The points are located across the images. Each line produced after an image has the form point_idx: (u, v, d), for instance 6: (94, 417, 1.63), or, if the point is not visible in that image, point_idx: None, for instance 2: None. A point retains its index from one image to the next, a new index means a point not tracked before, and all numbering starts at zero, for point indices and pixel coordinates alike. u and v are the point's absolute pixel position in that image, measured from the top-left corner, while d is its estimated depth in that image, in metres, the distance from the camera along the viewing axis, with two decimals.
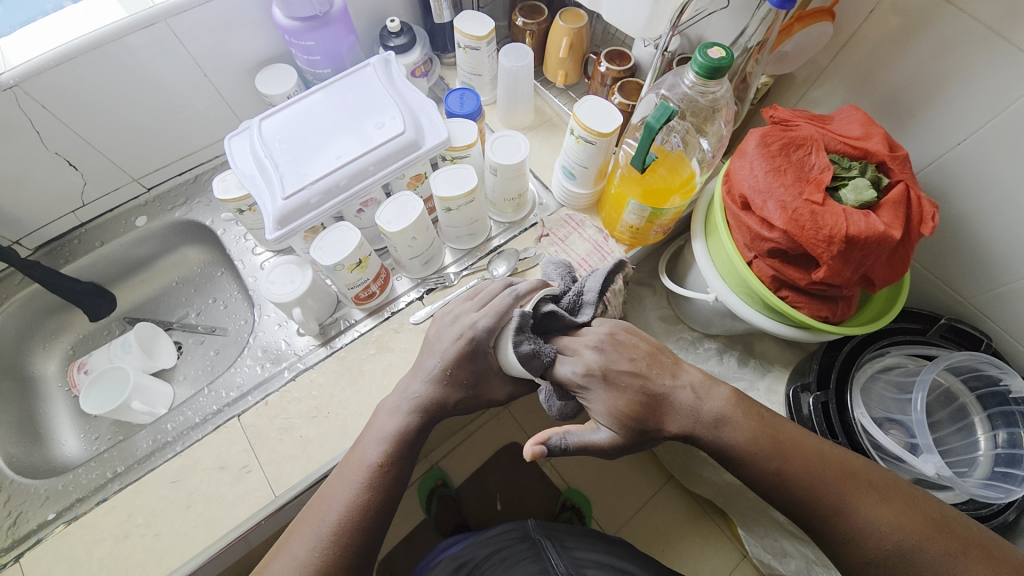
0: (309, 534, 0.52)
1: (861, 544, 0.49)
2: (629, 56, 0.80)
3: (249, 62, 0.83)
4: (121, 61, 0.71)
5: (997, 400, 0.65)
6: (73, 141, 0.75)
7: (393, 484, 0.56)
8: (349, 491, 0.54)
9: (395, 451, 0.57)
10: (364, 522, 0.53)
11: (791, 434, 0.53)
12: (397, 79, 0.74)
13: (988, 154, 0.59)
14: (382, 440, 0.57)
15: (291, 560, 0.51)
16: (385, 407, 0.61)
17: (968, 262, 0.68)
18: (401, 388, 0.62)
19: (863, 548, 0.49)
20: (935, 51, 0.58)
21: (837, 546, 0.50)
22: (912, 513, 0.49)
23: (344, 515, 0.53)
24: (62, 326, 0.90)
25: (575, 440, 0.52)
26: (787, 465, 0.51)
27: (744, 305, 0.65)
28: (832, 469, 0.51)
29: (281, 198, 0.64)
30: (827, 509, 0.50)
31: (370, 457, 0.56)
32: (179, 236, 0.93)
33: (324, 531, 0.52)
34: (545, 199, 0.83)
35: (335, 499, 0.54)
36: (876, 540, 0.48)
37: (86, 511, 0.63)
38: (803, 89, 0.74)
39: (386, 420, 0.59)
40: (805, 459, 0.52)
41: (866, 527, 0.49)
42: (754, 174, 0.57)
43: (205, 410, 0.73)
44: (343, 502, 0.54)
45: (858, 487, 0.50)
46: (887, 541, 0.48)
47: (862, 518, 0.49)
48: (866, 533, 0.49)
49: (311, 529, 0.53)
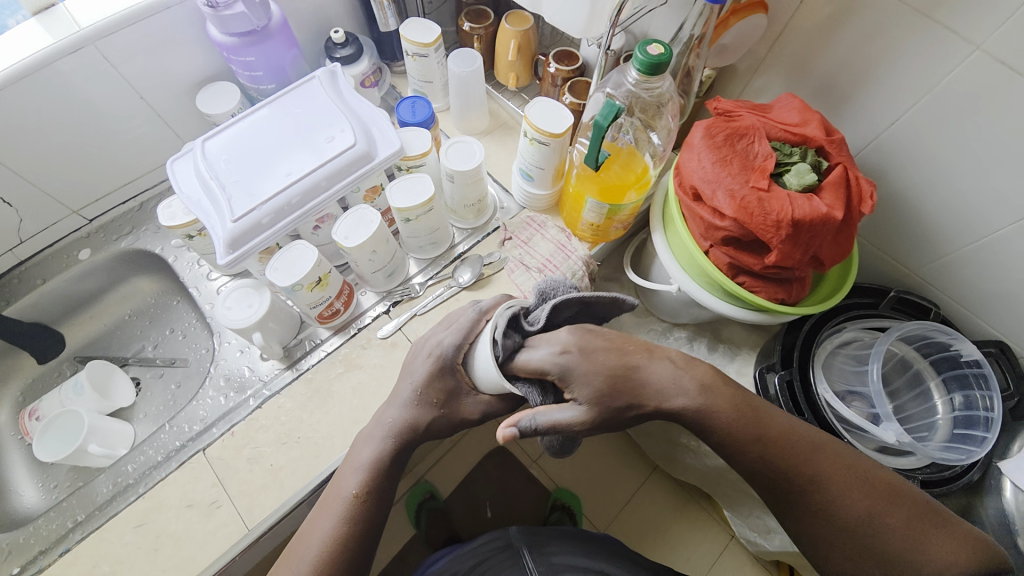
0: (290, 573, 0.51)
1: (829, 513, 0.51)
2: (577, 56, 0.81)
3: (188, 82, 0.80)
4: (49, 89, 0.68)
5: (950, 365, 0.69)
6: (3, 176, 0.71)
7: (373, 513, 0.55)
8: (330, 524, 0.53)
9: (370, 471, 0.56)
10: (346, 555, 0.52)
11: (769, 413, 0.55)
12: (344, 91, 0.73)
13: (921, 132, 0.62)
14: (361, 470, 0.56)
15: None
16: (362, 436, 0.59)
17: (911, 235, 0.71)
18: (378, 415, 0.60)
19: (829, 518, 0.51)
20: (865, 35, 0.60)
21: (809, 518, 0.52)
22: (877, 483, 0.52)
23: (325, 550, 0.52)
24: (8, 371, 0.85)
25: (543, 418, 0.48)
26: (767, 442, 0.53)
27: (705, 293, 0.67)
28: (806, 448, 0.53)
29: (231, 220, 0.62)
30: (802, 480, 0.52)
31: (347, 489, 0.55)
32: (129, 267, 0.89)
33: (303, 568, 0.51)
34: (506, 203, 0.83)
35: (314, 535, 0.53)
36: (843, 512, 0.51)
37: (47, 564, 0.60)
38: (746, 79, 0.76)
39: (364, 448, 0.57)
40: (785, 437, 0.53)
41: (836, 498, 0.51)
42: (703, 165, 0.58)
43: (168, 447, 0.70)
44: (322, 537, 0.52)
45: (832, 460, 0.53)
46: (853, 513, 0.51)
47: (832, 491, 0.52)
48: (834, 505, 0.51)
49: (291, 567, 0.52)
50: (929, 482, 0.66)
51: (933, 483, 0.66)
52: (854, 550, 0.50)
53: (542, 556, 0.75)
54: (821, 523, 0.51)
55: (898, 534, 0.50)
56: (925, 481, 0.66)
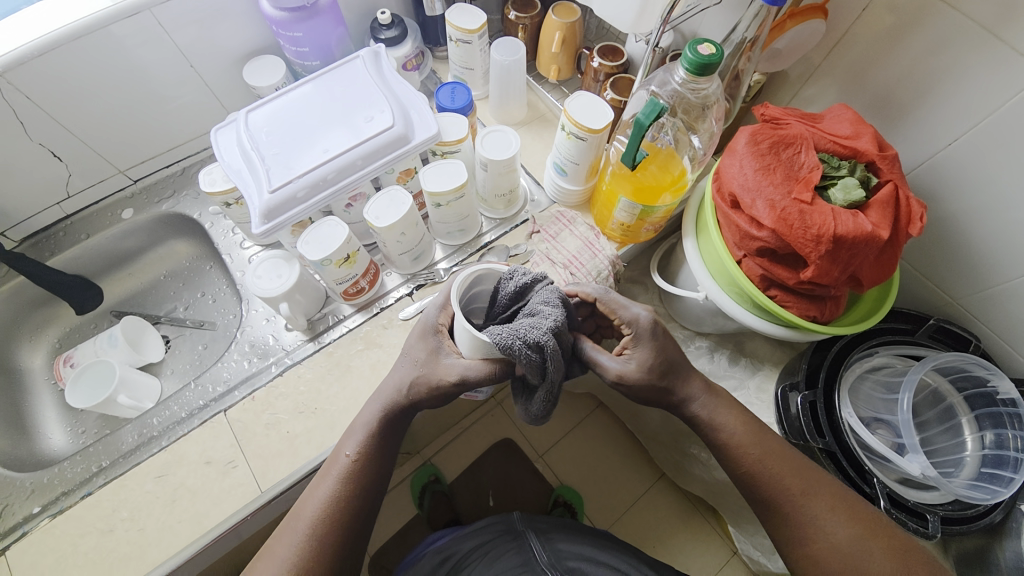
0: (292, 532, 0.54)
1: (821, 533, 0.55)
2: (622, 52, 0.80)
3: (238, 53, 0.82)
4: (105, 51, 0.70)
5: (985, 402, 0.65)
6: (57, 132, 0.74)
7: (372, 474, 0.57)
8: (328, 486, 0.56)
9: (366, 434, 0.58)
10: (343, 519, 0.55)
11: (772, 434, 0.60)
12: (387, 72, 0.74)
13: (979, 155, 0.59)
14: (361, 435, 0.58)
15: (273, 556, 0.54)
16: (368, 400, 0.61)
17: (958, 263, 0.68)
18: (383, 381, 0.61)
19: (815, 537, 0.55)
20: (926, 51, 0.57)
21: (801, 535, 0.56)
22: (866, 513, 0.56)
23: (324, 508, 0.55)
24: (49, 318, 0.89)
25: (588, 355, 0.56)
26: (765, 459, 0.58)
27: (734, 304, 0.65)
28: (794, 480, 0.57)
29: (268, 192, 0.63)
30: (796, 496, 0.56)
31: (346, 451, 0.57)
32: (166, 229, 0.91)
33: (303, 526, 0.54)
34: (537, 196, 0.83)
35: (317, 491, 0.56)
36: (826, 530, 0.55)
37: (70, 505, 0.63)
38: (796, 87, 0.73)
39: (366, 413, 0.59)
40: (781, 455, 0.58)
41: (822, 514, 0.55)
42: (744, 172, 0.56)
43: (191, 405, 0.72)
44: (321, 499, 0.55)
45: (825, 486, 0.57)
46: (839, 529, 0.54)
47: (824, 508, 0.55)
48: (821, 523, 0.55)
49: (291, 525, 0.55)
50: (949, 519, 0.63)
51: (952, 521, 0.63)
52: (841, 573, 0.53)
53: (547, 542, 0.76)
54: (805, 540, 0.55)
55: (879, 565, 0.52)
56: (946, 517, 0.63)
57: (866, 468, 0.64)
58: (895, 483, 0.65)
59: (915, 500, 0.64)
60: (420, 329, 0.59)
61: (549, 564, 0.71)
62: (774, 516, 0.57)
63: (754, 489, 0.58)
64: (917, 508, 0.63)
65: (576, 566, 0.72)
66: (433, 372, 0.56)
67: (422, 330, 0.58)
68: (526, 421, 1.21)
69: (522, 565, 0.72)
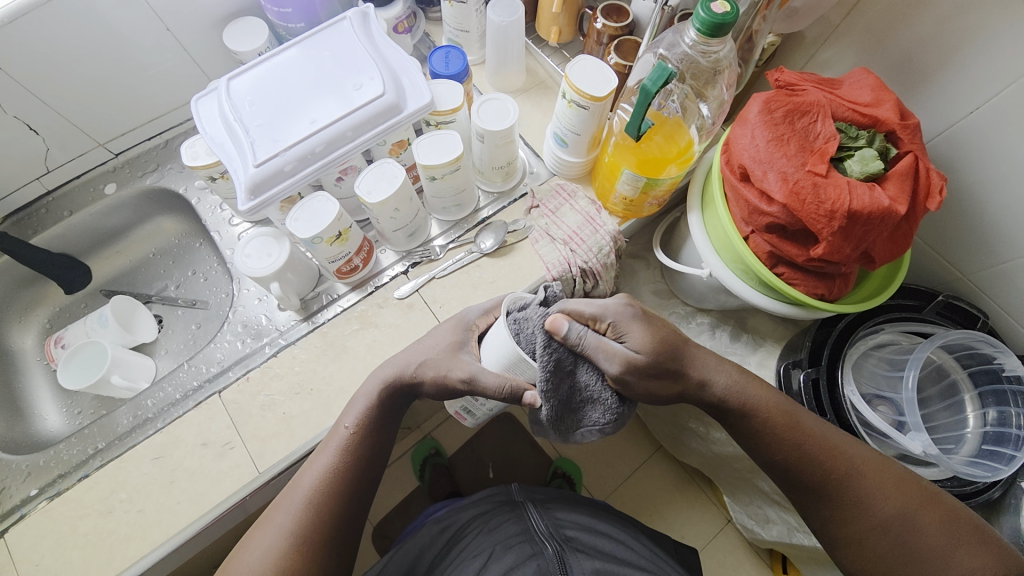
0: (289, 502, 0.54)
1: (866, 509, 0.54)
2: (628, 12, 0.75)
3: (216, 15, 0.77)
4: (75, 15, 0.66)
5: (989, 378, 0.64)
6: (31, 104, 0.70)
7: (372, 445, 0.57)
8: (328, 455, 0.56)
9: (366, 405, 0.58)
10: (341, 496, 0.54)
11: (805, 417, 0.58)
12: (376, 35, 0.69)
13: (1001, 125, 0.56)
14: (359, 407, 0.58)
15: (273, 524, 0.53)
16: (371, 374, 0.61)
17: (971, 238, 0.66)
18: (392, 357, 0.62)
19: (860, 517, 0.55)
20: (953, 10, 0.53)
21: (842, 514, 0.56)
22: (909, 483, 0.55)
23: (323, 478, 0.54)
24: (37, 298, 0.87)
25: (593, 342, 0.54)
26: (803, 441, 0.56)
27: (739, 282, 0.63)
28: (837, 458, 0.56)
29: (254, 165, 0.60)
30: (838, 477, 0.55)
31: (346, 423, 0.57)
32: (153, 205, 0.88)
33: (302, 495, 0.54)
34: (536, 168, 0.80)
35: (315, 463, 0.56)
36: (873, 509, 0.54)
37: (67, 487, 0.63)
38: (812, 50, 0.69)
39: (366, 387, 0.59)
40: (819, 439, 0.56)
41: (867, 496, 0.55)
42: (755, 143, 0.53)
43: (186, 386, 0.71)
44: (320, 467, 0.55)
45: (868, 462, 0.56)
46: (885, 508, 0.54)
47: (867, 488, 0.55)
48: (865, 504, 0.55)
49: (290, 494, 0.55)
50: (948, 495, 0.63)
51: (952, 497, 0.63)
52: (888, 547, 0.54)
53: (545, 512, 0.74)
54: (851, 519, 0.55)
55: (924, 539, 0.53)
56: None
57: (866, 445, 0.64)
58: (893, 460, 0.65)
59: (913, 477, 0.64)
60: (456, 323, 0.60)
61: (547, 534, 0.68)
62: (816, 498, 0.57)
63: (790, 471, 0.57)
64: None
65: (574, 534, 0.70)
66: (446, 362, 0.57)
67: (458, 324, 0.60)
68: None
69: (521, 534, 0.69)
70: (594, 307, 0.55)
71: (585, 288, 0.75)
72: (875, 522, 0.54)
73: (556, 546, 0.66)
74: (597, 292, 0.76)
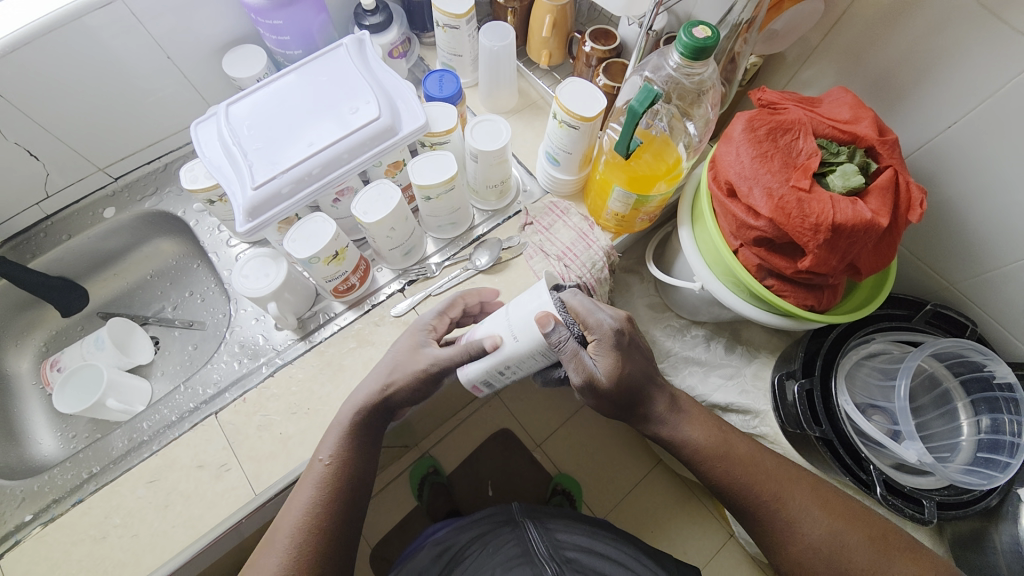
0: (273, 545, 0.53)
1: (797, 536, 0.55)
2: (615, 35, 0.77)
3: (216, 43, 0.79)
4: (77, 45, 0.67)
5: (981, 386, 0.65)
6: (31, 130, 0.72)
7: (354, 474, 0.57)
8: (308, 492, 0.56)
9: (343, 436, 0.58)
10: (329, 526, 0.54)
11: (737, 439, 0.59)
12: (372, 61, 0.71)
13: (977, 139, 0.58)
14: (333, 439, 0.58)
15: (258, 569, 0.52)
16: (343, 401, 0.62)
17: (955, 248, 0.68)
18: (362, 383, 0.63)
19: (793, 542, 0.55)
20: (925, 32, 0.56)
21: (776, 538, 0.56)
22: (838, 507, 0.56)
23: (306, 516, 0.54)
24: (34, 322, 0.87)
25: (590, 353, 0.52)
26: (733, 464, 0.57)
27: (731, 294, 0.64)
28: (767, 483, 0.57)
29: (252, 188, 0.61)
30: (769, 503, 0.56)
31: (322, 457, 0.57)
32: (151, 228, 0.89)
33: (287, 537, 0.53)
34: (529, 186, 0.81)
35: (294, 504, 0.55)
36: (803, 532, 0.55)
37: (61, 512, 0.62)
38: (793, 70, 0.72)
39: (337, 420, 0.59)
40: (748, 461, 0.58)
41: (796, 522, 0.55)
42: (740, 160, 0.55)
43: (182, 408, 0.71)
44: (301, 507, 0.55)
45: (795, 486, 0.57)
46: (817, 534, 0.54)
47: (797, 512, 0.55)
48: (796, 525, 0.55)
49: (273, 538, 0.54)
50: (944, 504, 0.64)
51: (947, 505, 0.64)
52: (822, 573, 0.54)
53: (544, 531, 0.74)
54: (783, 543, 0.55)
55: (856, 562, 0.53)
56: (941, 502, 0.64)
57: (862, 456, 0.65)
58: (890, 469, 0.66)
59: (911, 486, 0.64)
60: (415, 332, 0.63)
61: (547, 556, 0.69)
62: (753, 522, 0.57)
63: (725, 496, 0.58)
64: (914, 494, 0.63)
65: (575, 557, 0.70)
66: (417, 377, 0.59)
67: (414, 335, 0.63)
68: (524, 412, 1.21)
69: (521, 556, 0.69)
70: (595, 320, 0.51)
71: None
72: (807, 546, 0.54)
73: (555, 567, 0.67)
74: None
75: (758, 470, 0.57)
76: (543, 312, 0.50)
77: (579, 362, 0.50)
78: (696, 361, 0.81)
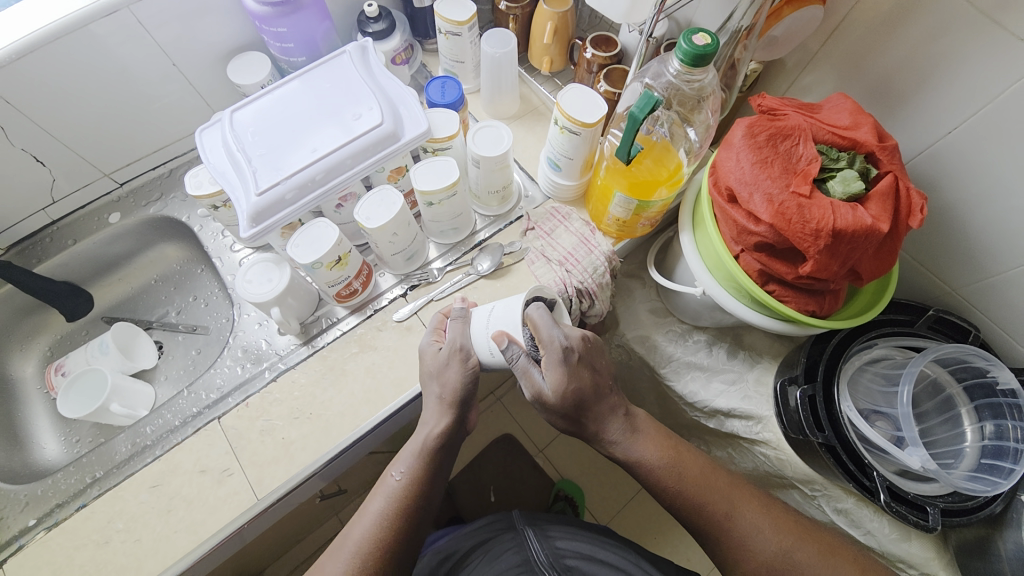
0: (336, 556, 0.54)
1: (750, 549, 0.57)
2: (616, 42, 0.78)
3: (220, 50, 0.80)
4: (84, 53, 0.68)
5: (984, 392, 0.65)
6: (38, 137, 0.73)
7: (421, 494, 0.58)
8: (377, 507, 0.57)
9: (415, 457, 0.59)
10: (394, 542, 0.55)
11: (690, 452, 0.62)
12: (375, 68, 0.72)
13: (977, 144, 0.58)
14: (407, 457, 0.59)
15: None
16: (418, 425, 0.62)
17: (957, 253, 0.67)
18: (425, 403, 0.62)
19: (747, 557, 0.57)
20: (924, 38, 0.56)
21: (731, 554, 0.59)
22: (786, 521, 0.59)
23: (373, 530, 0.55)
24: (39, 326, 0.88)
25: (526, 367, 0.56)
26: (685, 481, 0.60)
27: (732, 299, 0.64)
28: (717, 499, 0.59)
29: (255, 194, 0.62)
30: (721, 519, 0.59)
31: (393, 477, 0.58)
32: (155, 233, 0.90)
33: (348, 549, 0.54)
34: (531, 191, 0.82)
35: (364, 517, 0.57)
36: (757, 549, 0.57)
37: (65, 516, 0.63)
38: (793, 76, 0.72)
39: (416, 437, 0.60)
40: (701, 478, 0.61)
41: (748, 536, 0.58)
42: (740, 166, 0.55)
43: (185, 412, 0.71)
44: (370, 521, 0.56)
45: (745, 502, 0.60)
46: (768, 548, 0.57)
47: (747, 526, 0.58)
48: (749, 541, 0.58)
49: (336, 550, 0.55)
50: (948, 510, 0.64)
51: (952, 512, 0.64)
52: None
53: (544, 537, 0.74)
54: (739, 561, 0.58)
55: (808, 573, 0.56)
56: (946, 509, 0.64)
57: (865, 461, 0.64)
58: (893, 475, 0.65)
59: (915, 493, 0.64)
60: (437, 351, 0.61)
61: (547, 564, 0.69)
62: (710, 537, 0.60)
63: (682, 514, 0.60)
64: (917, 500, 0.63)
65: (575, 565, 0.69)
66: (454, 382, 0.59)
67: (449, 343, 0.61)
68: (526, 417, 1.21)
69: (522, 565, 0.69)
70: (548, 334, 0.54)
71: (582, 307, 0.75)
72: (761, 563, 0.57)
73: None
74: (593, 311, 0.77)
75: (710, 489, 0.60)
76: (500, 331, 0.56)
77: (528, 376, 0.56)
78: (698, 366, 0.81)
